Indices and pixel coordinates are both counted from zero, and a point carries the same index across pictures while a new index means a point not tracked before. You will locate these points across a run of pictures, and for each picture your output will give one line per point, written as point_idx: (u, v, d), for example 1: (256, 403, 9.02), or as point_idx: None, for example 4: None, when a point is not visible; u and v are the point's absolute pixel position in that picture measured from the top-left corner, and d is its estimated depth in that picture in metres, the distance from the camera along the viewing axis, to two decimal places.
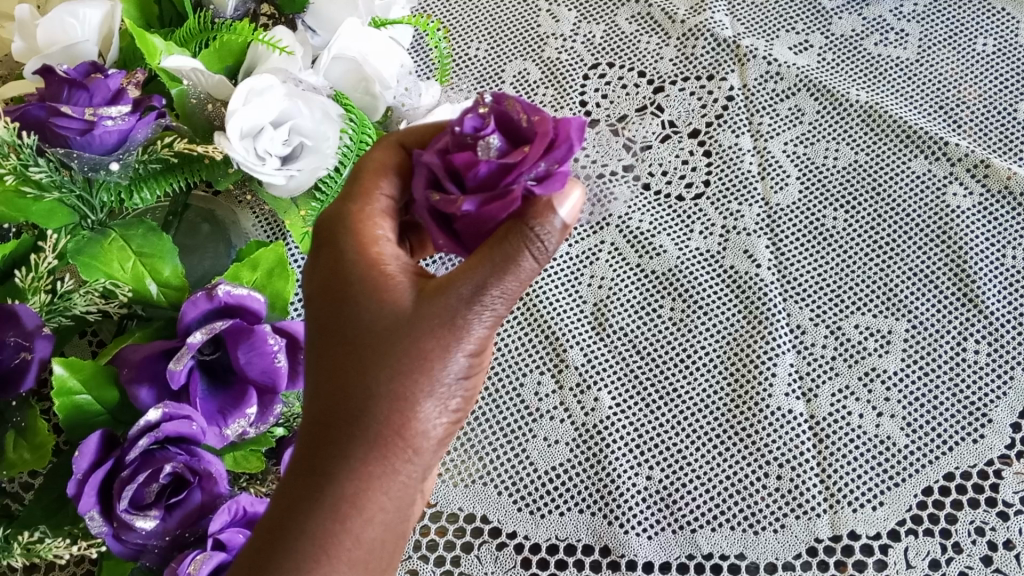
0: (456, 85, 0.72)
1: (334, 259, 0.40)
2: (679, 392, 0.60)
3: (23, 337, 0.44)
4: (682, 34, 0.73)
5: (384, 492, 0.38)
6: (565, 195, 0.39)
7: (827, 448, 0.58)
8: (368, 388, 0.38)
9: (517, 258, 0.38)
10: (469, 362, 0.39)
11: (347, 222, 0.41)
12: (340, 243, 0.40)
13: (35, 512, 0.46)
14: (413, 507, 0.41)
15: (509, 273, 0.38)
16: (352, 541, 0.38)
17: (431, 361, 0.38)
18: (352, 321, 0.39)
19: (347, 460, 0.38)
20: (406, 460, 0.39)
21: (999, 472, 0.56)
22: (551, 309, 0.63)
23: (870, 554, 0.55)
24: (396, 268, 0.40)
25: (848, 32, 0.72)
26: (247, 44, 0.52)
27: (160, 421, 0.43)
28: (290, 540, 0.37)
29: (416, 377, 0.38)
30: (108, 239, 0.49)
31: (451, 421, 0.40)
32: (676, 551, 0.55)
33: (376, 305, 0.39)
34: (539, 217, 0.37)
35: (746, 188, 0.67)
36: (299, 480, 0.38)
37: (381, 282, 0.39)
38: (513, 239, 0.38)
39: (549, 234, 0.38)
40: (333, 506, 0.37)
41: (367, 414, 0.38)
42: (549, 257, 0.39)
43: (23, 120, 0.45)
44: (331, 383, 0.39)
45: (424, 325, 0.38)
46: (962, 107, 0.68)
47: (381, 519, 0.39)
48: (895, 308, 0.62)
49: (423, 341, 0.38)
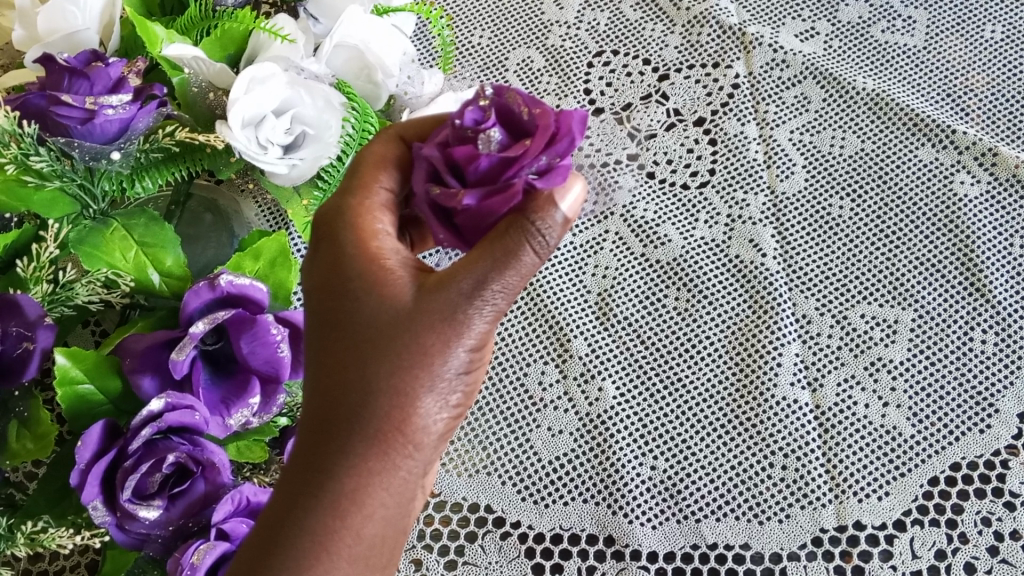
0: (461, 73, 0.71)
1: (333, 252, 0.40)
2: (685, 382, 0.60)
3: (25, 327, 0.44)
4: (688, 21, 0.72)
5: (384, 488, 0.38)
6: (565, 188, 0.39)
7: (833, 438, 0.57)
8: (368, 382, 0.38)
9: (518, 252, 0.37)
10: (471, 357, 0.39)
11: (346, 216, 0.40)
12: (340, 236, 0.40)
13: (40, 501, 0.46)
14: (413, 503, 0.41)
15: (510, 269, 0.38)
16: (353, 537, 0.38)
17: (432, 356, 0.38)
18: (351, 316, 0.39)
19: (347, 455, 0.38)
20: (407, 456, 0.39)
21: (1005, 462, 0.55)
22: (555, 298, 0.63)
23: (875, 544, 0.54)
24: (396, 262, 0.40)
25: (855, 19, 0.71)
26: (249, 32, 0.51)
27: (163, 411, 0.43)
28: (290, 536, 0.37)
29: (416, 372, 0.38)
30: (110, 229, 0.49)
31: (452, 416, 0.40)
32: (680, 541, 0.55)
33: (376, 299, 0.39)
34: (541, 212, 0.37)
35: (752, 176, 0.66)
36: (298, 476, 0.38)
37: (381, 277, 0.39)
38: (515, 232, 0.37)
39: (551, 228, 0.38)
40: (334, 502, 0.37)
41: (367, 409, 0.38)
42: (551, 251, 0.39)
43: (24, 109, 0.45)
44: (331, 378, 0.39)
45: (425, 320, 0.38)
46: (971, 94, 0.67)
47: (381, 515, 0.39)
48: (902, 297, 0.61)
49: (423, 336, 0.38)
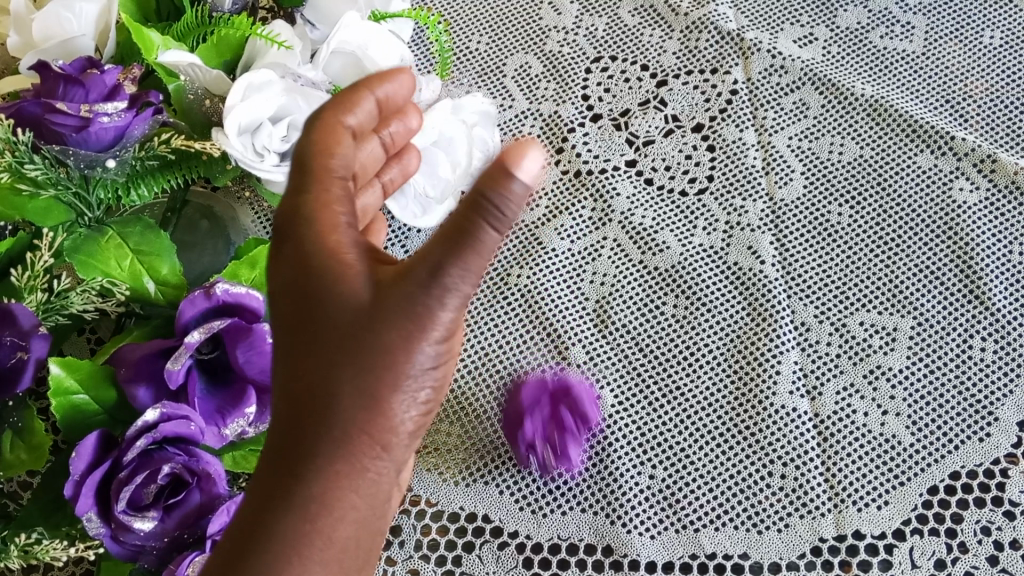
0: (458, 79, 0.71)
1: (296, 252, 0.39)
2: (683, 390, 0.60)
3: (20, 337, 0.43)
4: (686, 26, 0.72)
5: (355, 490, 0.37)
6: (524, 159, 0.35)
7: (832, 447, 0.57)
8: (336, 385, 0.37)
9: (475, 235, 0.36)
10: (441, 350, 0.38)
11: (305, 211, 0.39)
12: (304, 234, 0.39)
13: (33, 513, 0.45)
14: (389, 504, 0.40)
15: (472, 255, 0.36)
16: (324, 540, 0.37)
17: (396, 354, 0.37)
18: (317, 316, 0.38)
19: (316, 459, 0.37)
20: (377, 456, 0.38)
21: (1005, 470, 0.55)
22: (552, 303, 0.63)
23: (875, 553, 0.54)
24: (358, 256, 0.39)
25: (853, 24, 0.71)
26: (246, 38, 0.51)
27: (158, 421, 0.43)
28: (262, 540, 0.36)
29: (381, 372, 0.37)
30: (105, 237, 0.48)
31: (424, 410, 0.39)
32: (679, 550, 0.55)
33: (337, 298, 0.37)
34: (496, 189, 0.35)
35: (751, 182, 0.66)
36: (267, 481, 0.37)
37: (342, 274, 0.38)
38: (470, 215, 0.35)
39: (507, 203, 0.35)
40: (305, 507, 0.36)
41: (334, 412, 0.37)
42: (512, 226, 0.36)
43: (18, 117, 0.44)
44: (300, 383, 0.38)
45: (387, 316, 0.37)
46: (969, 101, 0.67)
47: (353, 517, 0.38)
48: (901, 305, 0.61)
49: (386, 334, 0.37)
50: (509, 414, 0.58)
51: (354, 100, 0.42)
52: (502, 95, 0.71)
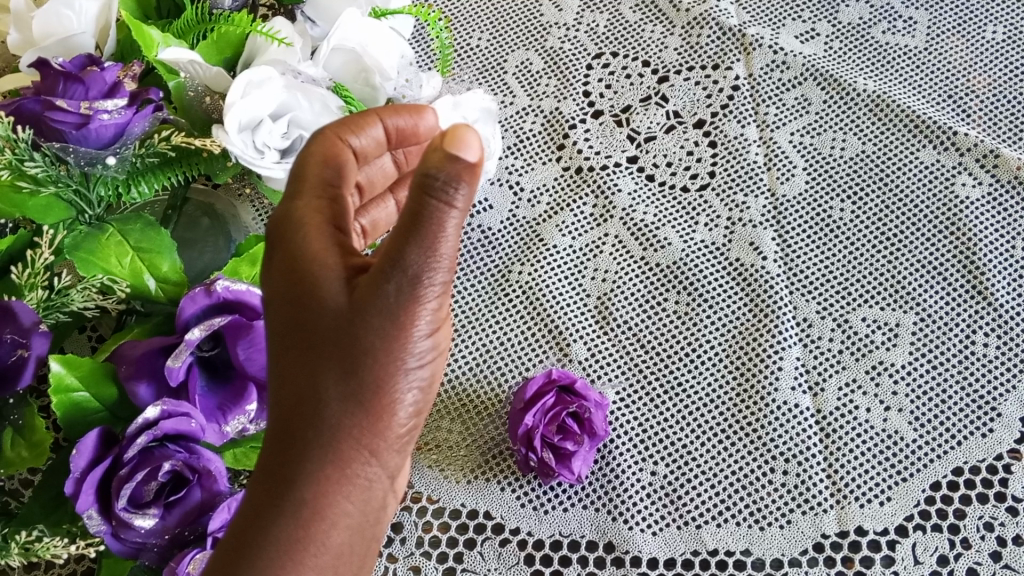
0: (458, 75, 0.71)
1: (283, 260, 0.39)
2: (685, 386, 0.60)
3: (20, 334, 0.43)
4: (687, 22, 0.72)
5: (346, 496, 0.37)
6: (459, 138, 0.34)
7: (834, 444, 0.57)
8: (323, 390, 0.37)
9: (432, 222, 0.34)
10: (424, 347, 0.38)
11: (292, 220, 0.39)
12: (289, 241, 0.39)
13: (34, 511, 0.45)
14: (384, 509, 0.40)
15: (436, 242, 0.35)
16: (319, 546, 0.36)
17: (379, 355, 0.37)
18: (302, 323, 0.38)
19: (307, 466, 0.36)
20: (366, 461, 0.38)
21: (1008, 466, 0.55)
22: (553, 299, 0.63)
23: (877, 550, 0.54)
24: (341, 259, 0.38)
25: (856, 20, 0.71)
26: (246, 36, 0.51)
27: (159, 418, 0.43)
28: (255, 547, 0.35)
29: (365, 375, 0.37)
30: (105, 234, 0.49)
31: (413, 410, 0.39)
32: (681, 547, 0.55)
33: (321, 304, 0.37)
34: (439, 167, 0.34)
35: (753, 178, 0.66)
36: (258, 489, 0.37)
37: (324, 277, 0.37)
38: (420, 199, 0.34)
39: (451, 182, 0.34)
40: (296, 513, 0.36)
41: (323, 417, 0.37)
42: (462, 203, 0.34)
43: (18, 114, 0.45)
44: (289, 390, 0.38)
45: (366, 316, 0.36)
46: (972, 95, 0.67)
47: (347, 523, 0.37)
48: (904, 301, 0.61)
49: (366, 335, 0.36)
50: (518, 428, 0.55)
51: (360, 122, 0.42)
52: (503, 92, 0.71)
